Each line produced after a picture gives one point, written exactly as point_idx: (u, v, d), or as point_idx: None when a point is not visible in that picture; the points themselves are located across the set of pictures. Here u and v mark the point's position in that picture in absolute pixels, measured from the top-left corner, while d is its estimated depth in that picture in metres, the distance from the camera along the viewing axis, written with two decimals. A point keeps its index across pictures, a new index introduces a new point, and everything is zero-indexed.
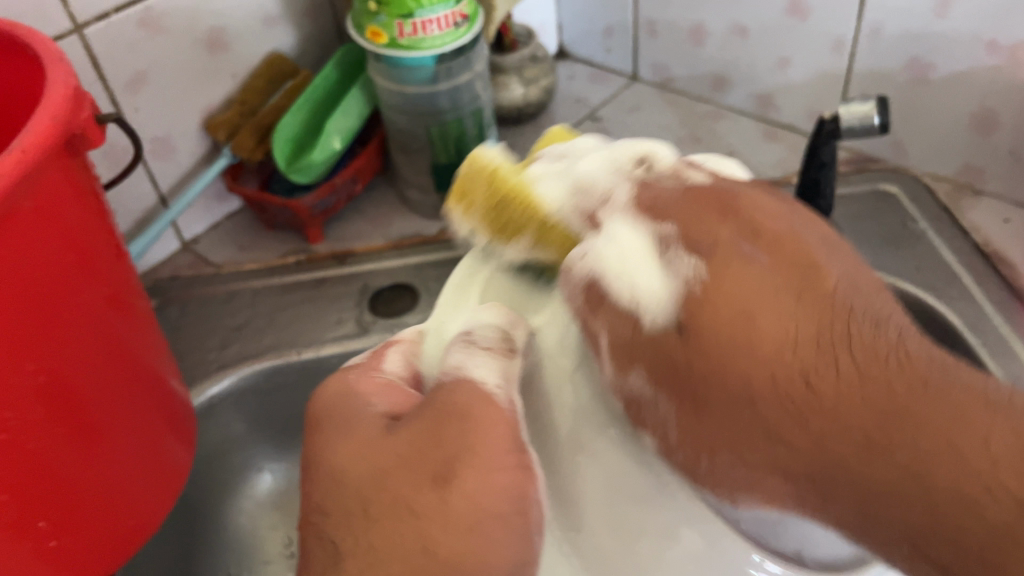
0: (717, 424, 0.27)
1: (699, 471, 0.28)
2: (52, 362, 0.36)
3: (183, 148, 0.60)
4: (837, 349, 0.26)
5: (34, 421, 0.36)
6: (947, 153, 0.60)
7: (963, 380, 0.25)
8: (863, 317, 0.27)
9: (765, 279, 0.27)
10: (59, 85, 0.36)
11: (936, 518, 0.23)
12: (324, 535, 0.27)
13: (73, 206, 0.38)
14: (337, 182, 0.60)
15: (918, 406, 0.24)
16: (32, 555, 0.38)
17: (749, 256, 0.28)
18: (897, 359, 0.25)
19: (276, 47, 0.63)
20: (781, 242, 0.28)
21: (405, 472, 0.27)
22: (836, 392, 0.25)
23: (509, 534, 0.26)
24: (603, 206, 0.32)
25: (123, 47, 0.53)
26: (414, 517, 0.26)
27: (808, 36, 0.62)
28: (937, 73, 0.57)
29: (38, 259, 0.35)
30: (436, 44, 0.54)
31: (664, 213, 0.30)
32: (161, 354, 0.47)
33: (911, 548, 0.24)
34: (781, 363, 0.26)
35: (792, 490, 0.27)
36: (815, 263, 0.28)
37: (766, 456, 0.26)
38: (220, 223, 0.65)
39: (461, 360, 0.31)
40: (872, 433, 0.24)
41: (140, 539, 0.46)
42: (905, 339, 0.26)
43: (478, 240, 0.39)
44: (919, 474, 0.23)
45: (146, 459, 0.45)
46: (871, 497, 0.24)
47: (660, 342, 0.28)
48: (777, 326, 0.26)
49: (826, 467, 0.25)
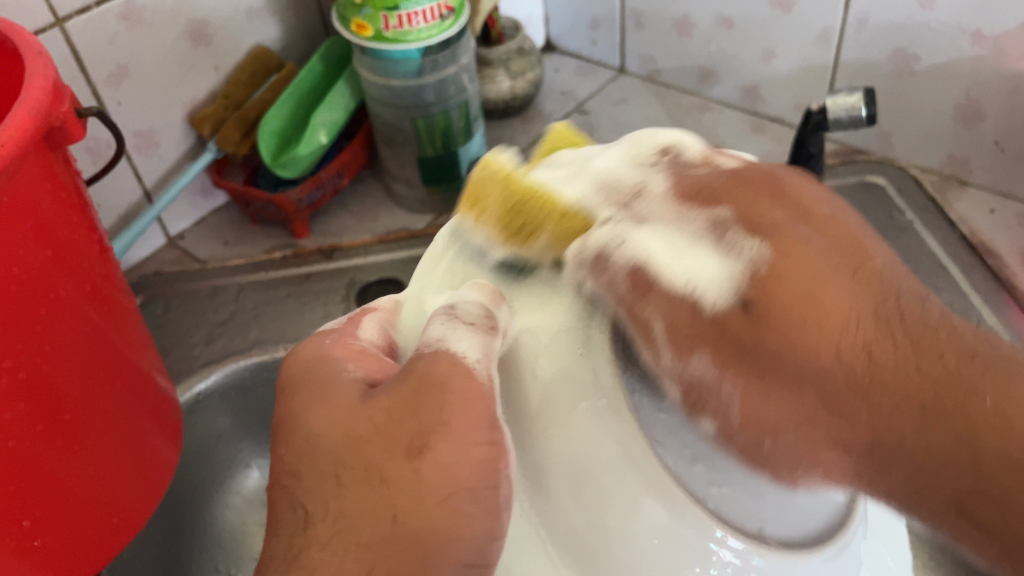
0: (780, 403, 0.28)
1: (761, 453, 0.29)
2: (32, 358, 0.36)
3: (167, 143, 0.60)
4: (895, 326, 0.27)
5: (15, 417, 0.36)
6: (933, 144, 0.60)
7: (1002, 351, 0.27)
8: (912, 296, 0.29)
9: (822, 259, 0.28)
10: (37, 78, 0.35)
11: (989, 478, 0.25)
12: (296, 497, 0.27)
13: (53, 200, 0.37)
14: (322, 176, 0.60)
15: (969, 375, 0.26)
16: (16, 553, 0.38)
17: (805, 238, 0.29)
18: (947, 329, 0.27)
19: (260, 39, 0.63)
20: (829, 224, 0.30)
21: (381, 442, 0.27)
22: (897, 366, 0.27)
23: (479, 509, 0.26)
24: (638, 197, 0.32)
25: (104, 40, 0.53)
26: (386, 487, 0.26)
27: (795, 28, 0.62)
28: (923, 64, 0.57)
29: (16, 254, 0.35)
30: (421, 36, 0.54)
31: (715, 199, 0.30)
32: (146, 350, 0.47)
33: (958, 511, 0.26)
34: (846, 339, 0.27)
35: (849, 462, 0.28)
36: (860, 244, 0.29)
37: (828, 432, 0.28)
38: (205, 218, 0.65)
39: (442, 332, 0.29)
40: (930, 402, 0.26)
41: (126, 537, 0.46)
42: (948, 315, 0.28)
43: (474, 237, 0.34)
44: (974, 436, 0.25)
45: (131, 455, 0.45)
46: (927, 465, 0.26)
47: (724, 324, 0.28)
48: (839, 304, 0.28)
49: (884, 438, 0.27)
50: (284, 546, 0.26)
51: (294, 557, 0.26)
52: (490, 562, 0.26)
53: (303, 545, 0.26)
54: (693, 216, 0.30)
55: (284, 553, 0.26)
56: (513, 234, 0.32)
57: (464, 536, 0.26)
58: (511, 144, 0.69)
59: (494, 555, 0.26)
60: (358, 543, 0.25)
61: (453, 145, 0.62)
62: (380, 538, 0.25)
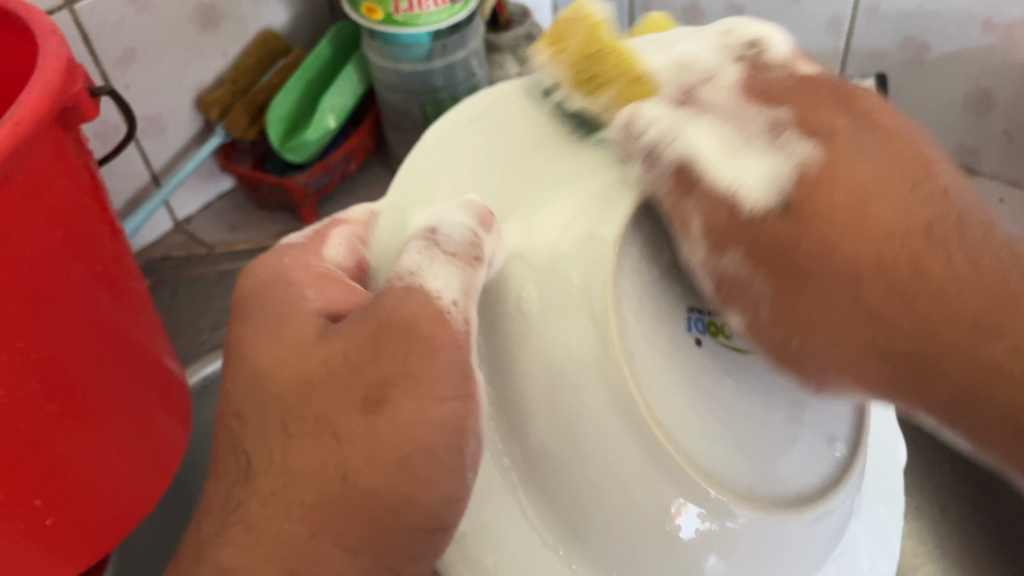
0: (817, 302, 0.31)
1: (787, 349, 0.32)
2: (44, 339, 0.36)
3: (174, 127, 0.60)
4: (945, 243, 0.30)
5: (27, 398, 0.36)
6: (942, 133, 0.60)
7: (1001, 246, 0.31)
8: (960, 216, 0.31)
9: (880, 168, 0.31)
10: (51, 57, 0.35)
11: (971, 340, 0.29)
12: (241, 440, 0.30)
13: (65, 180, 0.37)
14: (331, 160, 0.60)
15: (995, 274, 0.29)
16: (26, 533, 0.38)
17: (863, 150, 0.31)
18: (971, 265, 0.30)
19: (268, 24, 0.63)
20: (896, 138, 0.32)
21: (336, 393, 0.28)
22: (910, 316, 0.30)
23: (436, 472, 0.29)
24: (708, 82, 0.33)
25: (113, 23, 0.52)
26: (337, 444, 0.28)
27: (804, 16, 0.62)
28: (932, 52, 0.57)
29: (28, 234, 0.34)
30: (432, 19, 0.54)
31: (779, 99, 0.32)
32: (155, 333, 0.47)
33: (962, 401, 0.30)
34: (892, 247, 0.30)
35: (884, 368, 0.31)
36: (919, 154, 0.32)
37: (851, 311, 0.30)
38: (212, 203, 0.65)
39: (418, 262, 0.30)
40: (917, 262, 0.30)
41: (135, 519, 0.46)
42: (991, 234, 0.31)
43: (550, 80, 0.35)
44: (946, 304, 0.29)
45: (140, 437, 0.45)
46: (948, 338, 0.29)
47: (764, 224, 0.31)
48: (892, 211, 0.30)
49: (911, 339, 0.30)
50: (227, 490, 0.30)
51: (240, 506, 0.29)
52: (452, 515, 0.30)
53: (253, 489, 0.29)
54: (754, 114, 0.32)
55: (227, 499, 0.30)
56: (582, 80, 0.33)
57: (418, 500, 0.29)
58: None
59: (451, 517, 0.30)
60: (308, 499, 0.28)
61: None
62: (328, 495, 0.28)
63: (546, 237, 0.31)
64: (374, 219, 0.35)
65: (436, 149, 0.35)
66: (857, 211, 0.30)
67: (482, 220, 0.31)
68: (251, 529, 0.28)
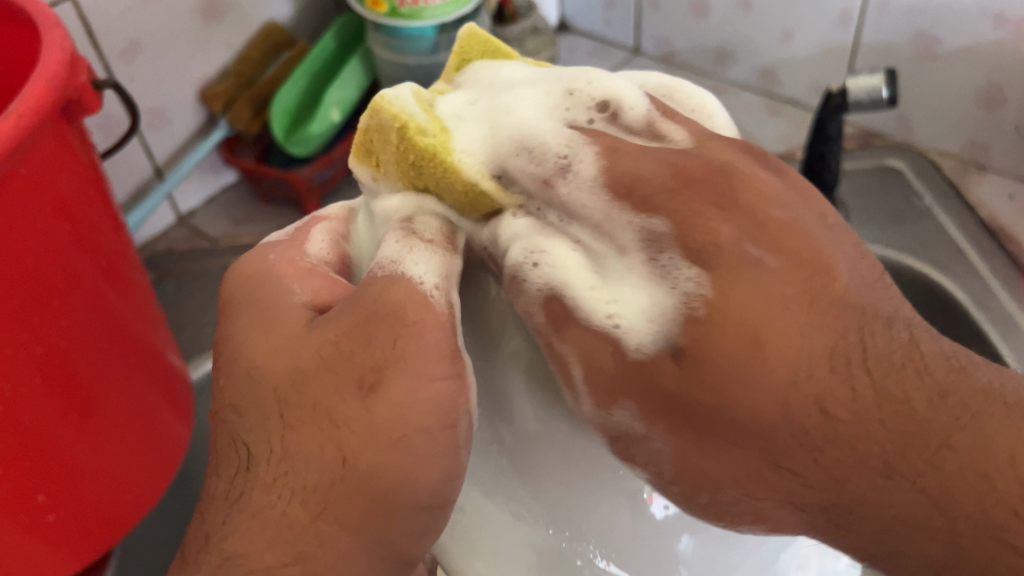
0: (719, 454, 0.26)
1: (699, 502, 0.28)
2: (49, 333, 0.36)
3: (178, 120, 0.59)
4: (851, 371, 0.25)
5: (31, 392, 0.36)
6: (952, 129, 0.60)
7: (980, 379, 0.25)
8: (885, 330, 0.26)
9: (765, 287, 0.25)
10: (54, 49, 0.35)
11: (962, 534, 0.24)
12: (236, 433, 0.28)
13: (70, 174, 0.37)
14: (335, 155, 0.60)
15: (939, 421, 0.24)
16: (28, 527, 0.38)
17: (756, 260, 0.25)
18: (916, 365, 0.25)
19: (272, 16, 0.62)
20: (787, 234, 0.26)
21: (328, 376, 0.26)
22: (858, 419, 0.24)
23: (434, 450, 0.26)
24: (566, 174, 0.28)
25: (116, 14, 0.52)
26: (336, 430, 0.26)
27: (813, 10, 0.61)
28: (944, 46, 0.56)
29: (33, 227, 0.34)
30: (437, 14, 0.54)
31: (649, 203, 0.27)
32: (158, 327, 0.46)
33: (952, 543, 0.24)
34: (796, 390, 0.25)
35: (803, 516, 0.27)
36: (823, 257, 0.26)
37: (777, 490, 0.26)
38: (216, 197, 0.64)
39: (398, 252, 0.29)
40: (891, 462, 0.24)
41: (139, 514, 0.46)
42: (917, 338, 0.26)
43: (384, 186, 0.31)
44: (894, 470, 0.24)
45: (145, 433, 0.44)
46: (888, 521, 0.25)
47: (653, 369, 0.26)
48: (789, 355, 0.25)
49: (846, 496, 0.25)
50: (224, 488, 0.27)
51: (235, 518, 0.26)
52: (449, 497, 0.27)
53: (247, 487, 0.26)
54: (687, 102, 0.34)
55: (226, 494, 0.27)
56: None
57: (418, 481, 0.26)
58: None
59: (454, 492, 0.27)
60: (309, 486, 0.26)
61: None
62: (328, 480, 0.25)
63: (578, 271, 0.28)
64: (354, 214, 0.34)
65: (371, 148, 0.31)
66: (751, 193, 0.27)
67: (458, 209, 0.31)
68: (254, 515, 0.26)
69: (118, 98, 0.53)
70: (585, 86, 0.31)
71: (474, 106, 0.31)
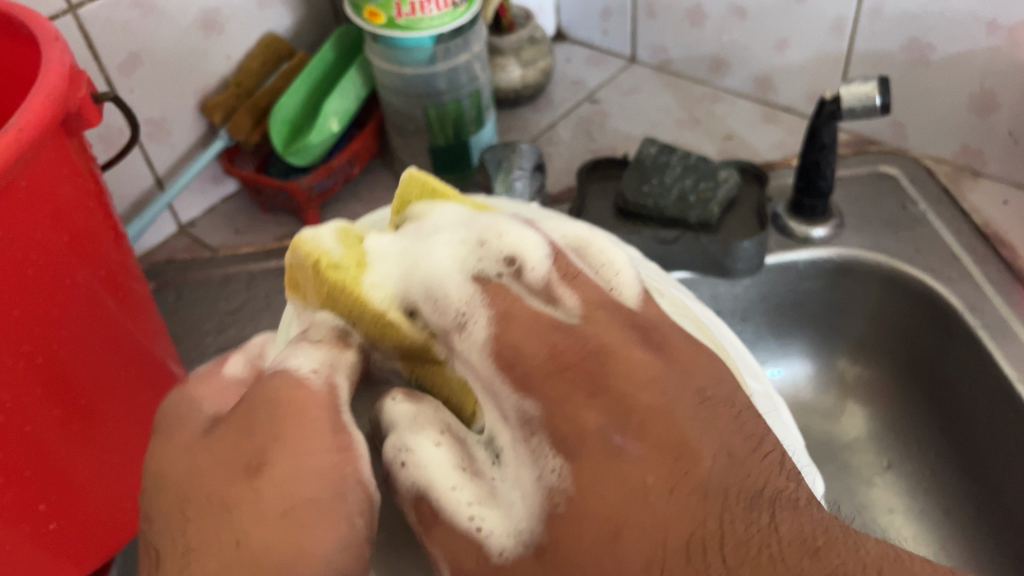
0: (598, 536, 0.26)
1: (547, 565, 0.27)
2: (49, 343, 0.36)
3: (179, 131, 0.60)
4: (702, 523, 0.25)
5: (32, 403, 0.36)
6: (946, 135, 0.60)
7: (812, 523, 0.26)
8: (738, 499, 0.26)
9: (621, 493, 0.26)
10: (54, 63, 0.35)
11: None
12: (149, 538, 0.28)
13: (70, 186, 0.37)
14: (334, 164, 0.60)
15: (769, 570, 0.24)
16: (32, 538, 0.39)
17: (621, 448, 0.27)
18: (770, 550, 0.24)
19: (271, 27, 0.63)
20: (633, 372, 0.29)
21: (220, 468, 0.28)
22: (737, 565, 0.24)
23: (326, 524, 0.26)
24: (461, 329, 0.32)
25: (116, 27, 0.53)
26: (228, 514, 0.26)
27: (807, 19, 0.62)
28: (937, 53, 0.57)
29: (33, 239, 0.35)
30: (434, 24, 0.54)
31: (528, 384, 0.30)
32: (159, 336, 0.47)
33: None
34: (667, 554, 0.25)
35: None
36: (687, 443, 0.27)
37: (642, 553, 0.25)
38: (217, 206, 0.65)
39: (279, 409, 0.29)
40: (690, 556, 0.25)
41: (140, 523, 0.46)
42: (778, 523, 0.25)
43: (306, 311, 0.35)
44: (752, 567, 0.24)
45: (146, 443, 0.45)
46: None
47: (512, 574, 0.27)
48: (623, 501, 0.26)
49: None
50: None
51: None
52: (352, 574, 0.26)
53: None
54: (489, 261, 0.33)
55: None
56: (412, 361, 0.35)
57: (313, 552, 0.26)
58: (522, 133, 0.69)
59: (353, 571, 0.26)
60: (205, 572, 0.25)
61: (464, 133, 0.62)
62: (223, 565, 0.25)
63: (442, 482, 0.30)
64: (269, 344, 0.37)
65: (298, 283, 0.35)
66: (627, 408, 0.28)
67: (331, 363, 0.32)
68: None
69: (118, 111, 0.53)
70: (495, 240, 0.33)
71: (400, 244, 0.34)
